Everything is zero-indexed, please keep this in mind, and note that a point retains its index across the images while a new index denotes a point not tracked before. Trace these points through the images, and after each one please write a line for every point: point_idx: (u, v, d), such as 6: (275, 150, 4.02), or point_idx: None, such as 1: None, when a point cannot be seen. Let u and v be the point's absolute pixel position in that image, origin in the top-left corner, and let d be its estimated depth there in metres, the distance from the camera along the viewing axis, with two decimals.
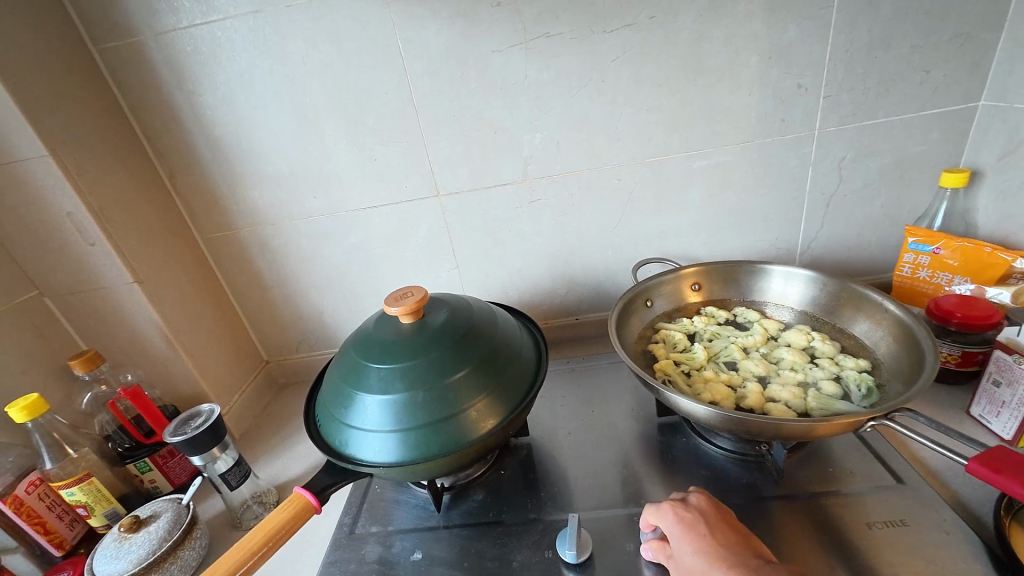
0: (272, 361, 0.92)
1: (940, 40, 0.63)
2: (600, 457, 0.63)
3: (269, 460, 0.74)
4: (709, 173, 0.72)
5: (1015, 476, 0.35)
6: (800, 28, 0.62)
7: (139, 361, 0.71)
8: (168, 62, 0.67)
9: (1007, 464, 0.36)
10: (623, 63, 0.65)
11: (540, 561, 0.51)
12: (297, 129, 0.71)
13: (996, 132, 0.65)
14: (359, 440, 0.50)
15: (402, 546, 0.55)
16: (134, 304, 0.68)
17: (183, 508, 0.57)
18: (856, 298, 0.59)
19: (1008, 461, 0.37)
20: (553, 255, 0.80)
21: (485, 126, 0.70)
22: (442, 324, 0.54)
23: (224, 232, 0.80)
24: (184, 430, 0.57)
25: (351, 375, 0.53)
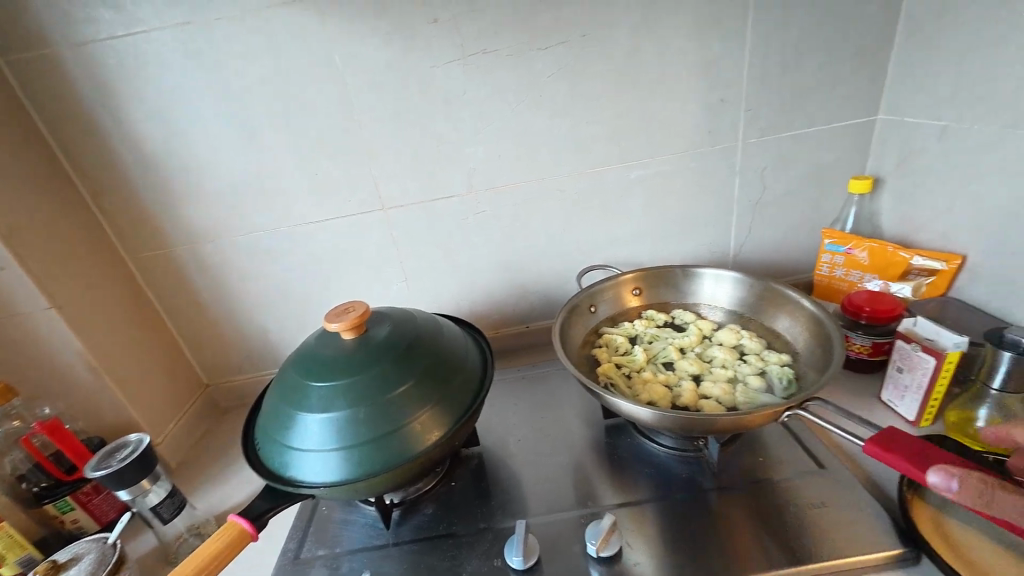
0: (212, 383, 0.88)
1: (841, 60, 0.69)
2: (549, 461, 0.64)
3: (209, 489, 0.70)
4: (645, 183, 0.76)
5: (903, 455, 0.41)
6: (719, 47, 0.67)
7: (58, 392, 0.66)
8: (88, 74, 0.64)
9: (897, 444, 0.41)
10: (559, 79, 0.68)
11: (489, 570, 0.51)
12: (232, 143, 0.69)
13: (892, 143, 0.72)
14: (299, 461, 0.49)
15: (349, 568, 0.53)
16: (52, 330, 0.63)
17: (109, 547, 0.54)
18: (778, 296, 0.64)
19: (899, 441, 0.42)
20: (501, 265, 0.81)
21: (428, 139, 0.71)
22: (385, 338, 0.54)
23: (155, 251, 0.76)
24: (108, 463, 0.54)
25: (290, 394, 0.52)
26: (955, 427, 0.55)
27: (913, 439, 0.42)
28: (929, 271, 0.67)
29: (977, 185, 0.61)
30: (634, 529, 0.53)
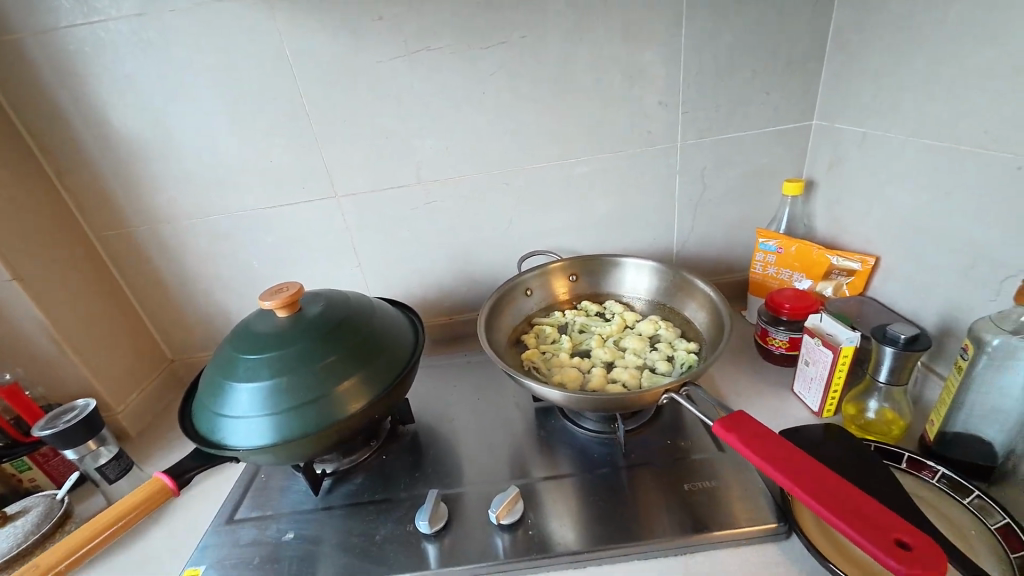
0: (177, 359, 0.92)
1: (775, 66, 0.72)
2: (476, 440, 0.68)
3: (162, 458, 0.75)
4: (588, 179, 0.79)
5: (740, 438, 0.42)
6: (656, 51, 0.70)
7: (20, 356, 0.71)
8: (50, 61, 0.67)
9: (739, 426, 0.43)
10: (501, 77, 0.71)
11: (403, 534, 0.55)
12: (190, 131, 0.73)
13: (824, 148, 0.75)
14: (227, 426, 0.53)
15: (276, 528, 0.57)
16: (13, 301, 0.67)
17: (57, 502, 0.58)
18: (692, 288, 0.67)
19: (744, 426, 0.43)
20: (451, 254, 0.85)
21: (378, 131, 0.74)
22: (316, 317, 0.58)
23: (119, 230, 0.80)
24: (55, 425, 0.58)
25: (223, 366, 0.55)
26: (851, 419, 0.59)
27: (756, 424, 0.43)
28: (849, 271, 0.70)
29: (889, 191, 0.64)
30: (541, 501, 0.57)
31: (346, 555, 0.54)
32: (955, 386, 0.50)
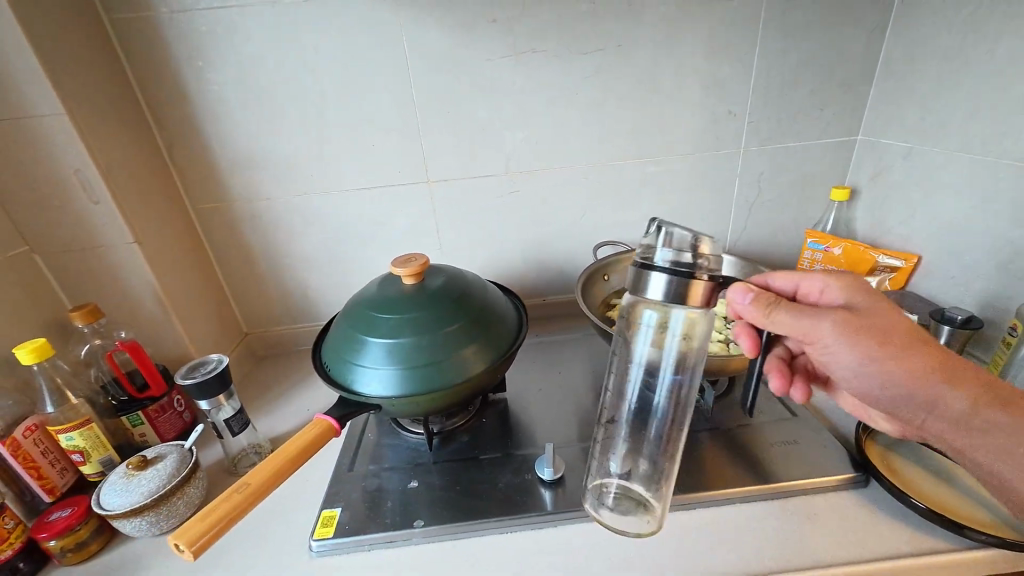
0: (251, 333, 0.96)
1: (832, 86, 0.81)
2: (565, 407, 0.75)
3: (268, 414, 0.80)
4: (659, 177, 0.87)
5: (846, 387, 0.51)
6: (732, 66, 0.79)
7: (130, 320, 0.74)
8: (180, 39, 0.71)
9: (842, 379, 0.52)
10: (593, 80, 0.78)
11: (521, 482, 0.61)
12: (300, 112, 0.78)
13: (868, 160, 0.85)
14: (369, 378, 0.58)
15: (398, 478, 0.63)
16: (131, 263, 0.70)
17: (187, 451, 0.61)
18: (761, 277, 0.77)
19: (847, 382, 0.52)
20: (526, 241, 0.91)
21: (475, 123, 0.80)
22: (442, 285, 0.64)
23: (217, 204, 0.83)
24: (194, 375, 0.62)
25: (361, 325, 0.60)
26: None
27: None
28: (891, 268, 0.80)
29: (933, 198, 0.74)
30: None
31: (473, 499, 0.59)
32: (1004, 359, 0.60)
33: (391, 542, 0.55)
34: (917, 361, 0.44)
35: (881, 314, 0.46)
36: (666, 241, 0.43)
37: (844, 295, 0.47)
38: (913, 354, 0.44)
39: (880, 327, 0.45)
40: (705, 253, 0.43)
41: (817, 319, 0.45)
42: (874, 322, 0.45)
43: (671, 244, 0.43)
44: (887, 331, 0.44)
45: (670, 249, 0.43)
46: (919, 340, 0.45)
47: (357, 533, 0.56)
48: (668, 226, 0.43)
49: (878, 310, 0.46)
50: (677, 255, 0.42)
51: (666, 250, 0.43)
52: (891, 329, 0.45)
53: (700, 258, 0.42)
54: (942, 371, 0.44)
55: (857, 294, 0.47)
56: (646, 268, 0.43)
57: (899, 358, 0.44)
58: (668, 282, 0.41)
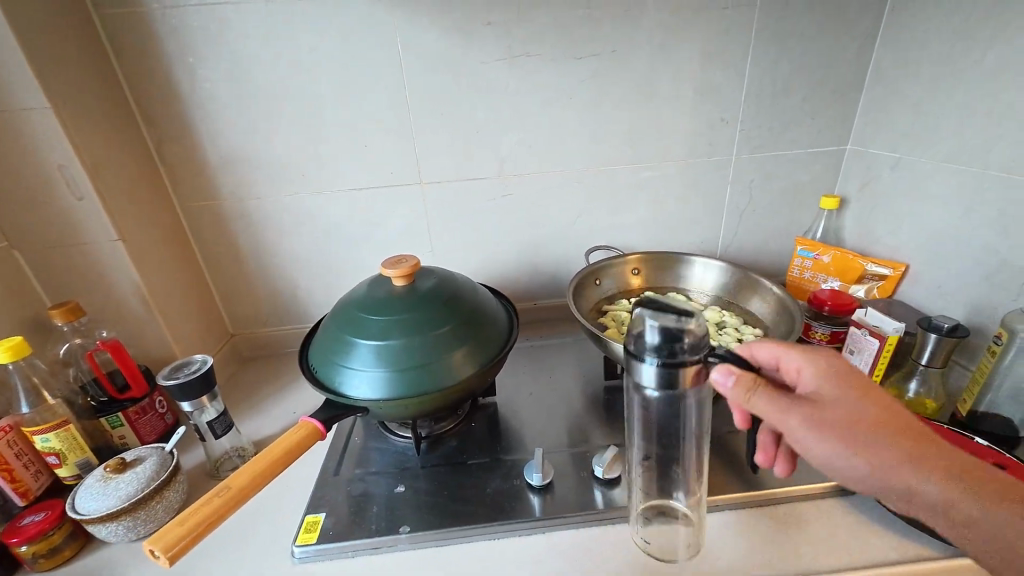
0: (237, 334, 0.94)
1: (823, 95, 0.83)
2: (555, 412, 0.74)
3: (253, 417, 0.78)
4: (651, 183, 0.87)
5: None
6: (724, 74, 0.80)
7: (114, 319, 0.72)
8: (171, 35, 0.70)
9: None
10: (588, 85, 0.79)
11: (510, 487, 0.60)
12: (293, 111, 0.77)
13: (857, 169, 0.86)
14: (356, 381, 0.57)
15: (385, 483, 0.62)
16: (115, 261, 0.69)
17: (168, 454, 0.60)
18: (752, 284, 0.77)
19: None
20: (518, 245, 0.91)
21: (470, 125, 0.80)
22: (433, 287, 0.63)
23: (205, 202, 0.82)
24: (177, 376, 0.61)
25: (350, 326, 0.59)
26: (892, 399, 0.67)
27: None
28: (880, 276, 0.81)
29: (921, 208, 0.75)
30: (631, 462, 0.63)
31: (461, 504, 0.58)
32: (989, 367, 0.60)
33: (376, 548, 0.54)
34: (897, 453, 0.40)
35: (857, 400, 0.41)
36: (646, 332, 0.40)
37: (817, 377, 0.43)
38: (895, 444, 0.40)
39: (852, 417, 0.41)
40: (687, 334, 0.39)
41: (789, 413, 0.41)
42: (846, 411, 0.41)
43: (655, 334, 0.40)
44: (864, 423, 0.40)
45: (653, 339, 0.40)
46: (897, 429, 0.41)
47: (341, 539, 0.54)
48: (645, 316, 0.40)
49: (854, 397, 0.42)
50: (662, 344, 0.40)
51: (647, 342, 0.40)
52: (858, 418, 0.40)
53: (685, 340, 0.39)
54: (926, 462, 0.41)
55: (828, 379, 0.42)
56: (637, 357, 0.42)
57: (880, 450, 0.40)
58: (657, 372, 0.40)
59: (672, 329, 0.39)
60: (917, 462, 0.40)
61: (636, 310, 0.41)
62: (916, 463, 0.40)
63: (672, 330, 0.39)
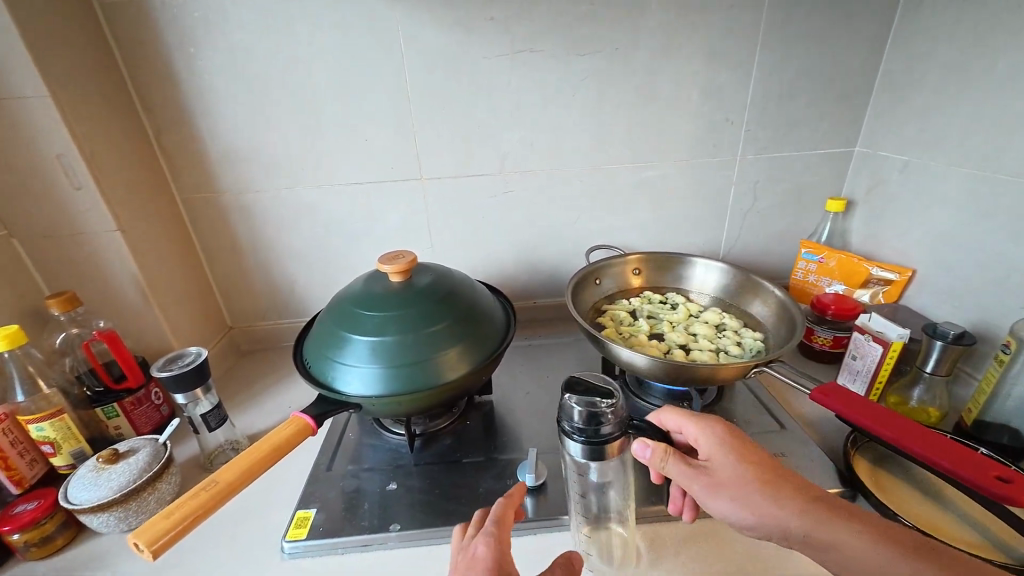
0: (236, 327, 0.94)
1: (831, 96, 0.81)
2: (550, 412, 0.73)
3: (248, 411, 0.78)
4: (654, 182, 0.86)
5: (838, 400, 0.51)
6: (730, 73, 0.78)
7: (111, 309, 0.72)
8: (172, 26, 0.70)
9: (834, 392, 0.52)
10: (591, 83, 0.78)
11: (502, 487, 0.60)
12: (293, 104, 0.77)
13: (865, 172, 0.84)
14: (348, 376, 0.56)
15: (377, 480, 0.62)
16: (113, 250, 0.69)
17: (161, 446, 0.60)
18: (754, 286, 0.76)
19: (841, 393, 0.52)
20: (519, 243, 0.90)
21: (471, 122, 0.80)
22: (428, 284, 0.62)
23: (205, 194, 0.82)
24: (171, 368, 0.60)
25: (344, 322, 0.59)
26: (895, 407, 0.66)
27: (850, 392, 0.52)
28: (885, 281, 0.79)
29: (929, 211, 0.73)
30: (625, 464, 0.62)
31: (453, 503, 0.58)
32: (995, 376, 0.59)
33: (367, 545, 0.54)
34: (773, 506, 0.43)
35: (744, 459, 0.45)
36: (571, 414, 0.45)
37: (710, 440, 0.47)
38: (772, 497, 0.43)
39: (738, 474, 0.45)
40: (606, 414, 0.44)
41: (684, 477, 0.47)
42: (733, 474, 0.45)
43: (579, 416, 0.44)
44: (742, 478, 0.44)
45: (578, 420, 0.44)
46: (773, 482, 0.44)
47: (332, 535, 0.54)
48: (571, 400, 0.45)
49: (742, 455, 0.46)
50: (586, 424, 0.44)
51: (573, 423, 0.45)
52: (738, 479, 0.44)
53: (606, 419, 0.44)
54: (807, 513, 0.42)
55: (722, 440, 0.47)
56: (565, 434, 0.46)
57: (757, 504, 0.43)
58: (582, 448, 0.45)
59: (594, 411, 0.44)
60: (796, 512, 0.42)
61: (564, 395, 0.46)
62: (795, 513, 0.42)
63: (595, 412, 0.44)
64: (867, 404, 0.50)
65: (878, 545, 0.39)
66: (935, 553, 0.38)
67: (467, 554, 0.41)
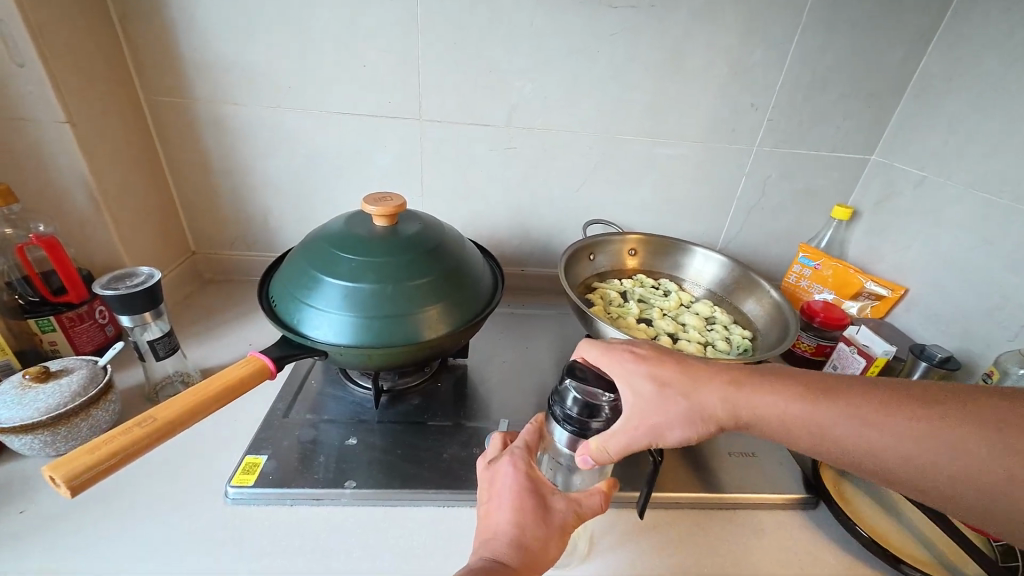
0: (199, 253, 0.87)
1: (858, 98, 0.77)
2: (525, 383, 0.71)
3: (203, 344, 0.72)
4: (665, 161, 0.82)
5: None
6: (765, 54, 0.73)
7: (55, 213, 0.64)
8: None
9: None
10: (618, 41, 0.72)
11: (467, 455, 0.57)
12: (286, 9, 0.68)
13: (877, 182, 0.82)
14: (316, 320, 0.52)
15: (335, 433, 0.58)
16: (60, 145, 0.60)
17: (100, 370, 0.54)
18: (751, 283, 0.74)
19: None
20: (516, 205, 0.85)
21: (482, 64, 0.73)
22: (416, 234, 0.57)
23: (175, 99, 0.73)
24: (117, 286, 0.54)
25: (318, 261, 0.54)
26: None
27: None
28: (876, 295, 0.79)
29: (935, 232, 0.72)
30: None
31: (414, 465, 0.55)
32: None
33: (319, 499, 0.51)
34: (789, 410, 0.38)
35: (664, 376, 0.41)
36: (566, 399, 0.43)
37: (620, 371, 0.42)
38: (789, 401, 0.38)
39: (664, 393, 0.40)
40: (603, 408, 0.42)
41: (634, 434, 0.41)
42: (680, 408, 0.40)
43: (575, 404, 0.42)
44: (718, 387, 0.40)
45: (572, 408, 0.43)
46: (775, 387, 0.39)
47: (281, 485, 0.51)
48: (570, 386, 0.43)
49: (660, 372, 0.41)
50: (579, 414, 0.42)
51: (566, 410, 0.43)
52: (686, 416, 0.40)
53: (602, 414, 0.42)
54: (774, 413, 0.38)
55: (634, 368, 0.42)
56: (555, 419, 0.44)
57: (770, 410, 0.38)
58: (568, 437, 0.44)
59: (592, 403, 0.42)
60: (820, 413, 0.37)
61: (563, 378, 0.44)
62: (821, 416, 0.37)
63: (592, 403, 0.42)
64: None
65: (916, 422, 0.34)
66: (978, 412, 0.33)
67: (496, 474, 0.47)
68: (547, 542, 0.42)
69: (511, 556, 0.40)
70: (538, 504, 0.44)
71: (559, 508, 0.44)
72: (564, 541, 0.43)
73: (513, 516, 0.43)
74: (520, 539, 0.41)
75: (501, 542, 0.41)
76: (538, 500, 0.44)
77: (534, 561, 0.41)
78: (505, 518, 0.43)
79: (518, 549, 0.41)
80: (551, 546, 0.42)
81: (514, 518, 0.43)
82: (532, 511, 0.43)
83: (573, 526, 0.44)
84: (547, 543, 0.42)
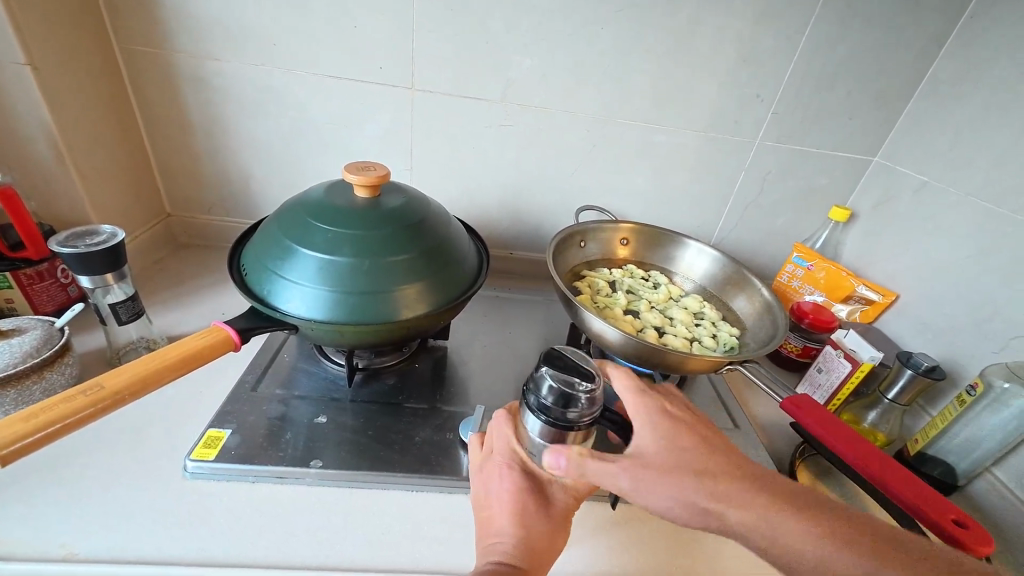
0: (174, 215, 0.83)
1: (866, 96, 0.75)
2: (506, 369, 0.69)
3: (173, 310, 0.70)
4: (663, 149, 0.79)
5: (808, 413, 0.51)
6: (775, 42, 0.70)
7: (16, 164, 0.60)
8: None
9: (806, 405, 0.52)
10: (623, 18, 0.68)
11: (441, 440, 0.56)
12: None
13: (878, 186, 0.80)
14: (287, 293, 0.49)
15: (305, 411, 0.56)
16: (19, 90, 0.56)
17: (56, 331, 0.52)
18: (742, 280, 0.73)
19: (811, 405, 0.52)
20: (508, 186, 0.83)
21: (479, 32, 0.69)
22: (399, 207, 0.54)
23: (150, 48, 0.68)
24: (76, 244, 0.51)
25: (293, 230, 0.51)
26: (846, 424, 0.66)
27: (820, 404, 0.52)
28: (867, 300, 0.77)
29: (931, 239, 0.71)
30: None
31: (385, 447, 0.53)
32: (952, 415, 0.58)
33: (283, 478, 0.49)
34: (806, 540, 0.35)
35: (687, 445, 0.41)
36: (541, 387, 0.42)
37: (647, 419, 0.43)
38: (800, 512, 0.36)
39: (675, 454, 0.40)
40: (579, 398, 0.40)
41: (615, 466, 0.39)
42: (657, 461, 0.40)
43: (550, 392, 0.41)
44: (733, 486, 0.38)
45: (547, 396, 0.41)
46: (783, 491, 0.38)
47: (245, 461, 0.49)
48: (546, 373, 0.42)
49: (684, 441, 0.41)
50: (554, 404, 0.41)
51: (542, 399, 0.41)
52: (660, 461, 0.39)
53: (578, 404, 0.40)
54: (733, 494, 0.37)
55: (661, 423, 0.42)
56: (529, 408, 0.43)
57: (785, 534, 0.35)
58: (543, 427, 0.42)
59: (569, 393, 0.40)
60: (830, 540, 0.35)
61: (540, 366, 0.43)
62: (850, 559, 0.34)
63: (568, 393, 0.40)
64: (835, 422, 0.51)
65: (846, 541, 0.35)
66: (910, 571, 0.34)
67: (490, 479, 0.45)
68: (551, 534, 0.42)
69: (522, 559, 0.39)
70: (537, 498, 0.43)
71: (559, 500, 0.44)
72: (568, 526, 0.44)
73: (515, 518, 0.42)
74: (526, 541, 0.41)
75: (511, 543, 0.40)
76: (535, 495, 0.43)
77: (543, 557, 0.41)
78: (508, 522, 0.42)
79: (527, 552, 0.40)
80: (554, 537, 0.42)
81: (516, 520, 0.42)
82: (531, 508, 0.43)
83: (573, 511, 0.45)
84: (549, 540, 0.42)
